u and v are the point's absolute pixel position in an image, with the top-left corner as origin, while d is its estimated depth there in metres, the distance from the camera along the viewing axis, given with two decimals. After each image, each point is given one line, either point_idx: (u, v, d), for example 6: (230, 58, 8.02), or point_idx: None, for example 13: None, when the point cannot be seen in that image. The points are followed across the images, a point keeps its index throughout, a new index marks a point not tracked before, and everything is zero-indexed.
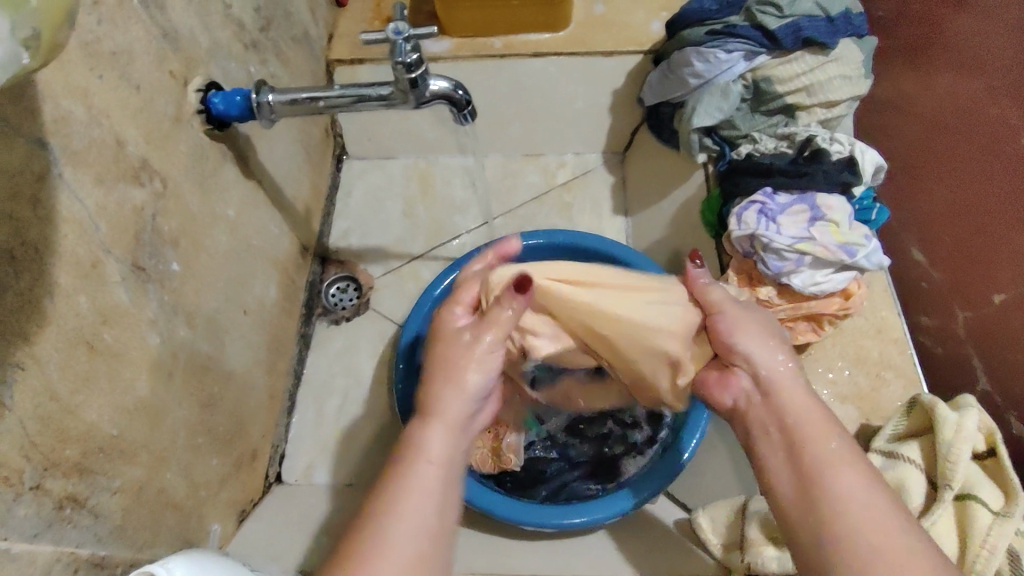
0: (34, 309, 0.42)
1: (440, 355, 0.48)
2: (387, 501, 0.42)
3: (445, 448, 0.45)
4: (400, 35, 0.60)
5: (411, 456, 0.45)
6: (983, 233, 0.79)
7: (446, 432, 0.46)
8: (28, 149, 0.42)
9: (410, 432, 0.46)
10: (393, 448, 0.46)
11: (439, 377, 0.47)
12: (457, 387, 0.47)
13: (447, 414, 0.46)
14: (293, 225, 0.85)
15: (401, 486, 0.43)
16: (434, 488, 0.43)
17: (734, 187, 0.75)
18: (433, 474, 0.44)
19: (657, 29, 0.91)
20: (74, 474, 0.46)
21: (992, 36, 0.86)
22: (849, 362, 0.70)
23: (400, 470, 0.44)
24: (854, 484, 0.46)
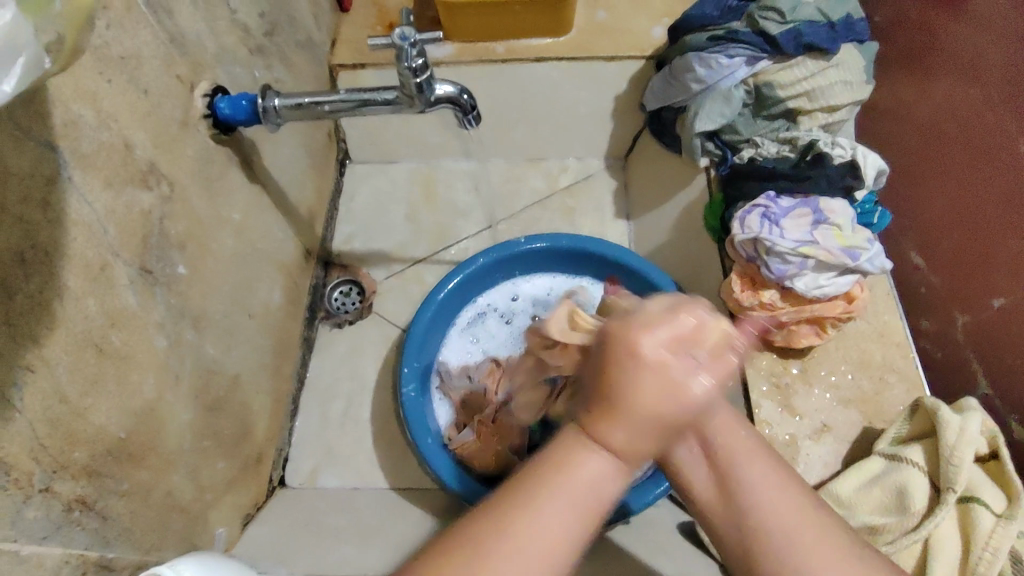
0: (44, 311, 0.42)
1: (636, 384, 0.36)
2: (524, 521, 0.37)
3: (603, 487, 0.38)
4: (406, 40, 0.60)
5: (560, 478, 0.38)
6: (979, 239, 0.79)
7: (613, 470, 0.38)
8: (39, 152, 0.42)
9: (568, 445, 0.39)
10: (545, 452, 0.39)
11: (622, 412, 0.37)
12: (642, 431, 0.37)
13: (624, 454, 0.37)
14: (297, 229, 0.86)
15: (539, 508, 0.38)
16: (577, 524, 0.38)
17: (737, 192, 0.76)
18: (575, 506, 0.37)
19: (659, 34, 0.92)
20: (84, 477, 0.46)
21: (985, 38, 0.78)
22: (852, 366, 0.70)
23: (546, 484, 0.38)
24: (766, 477, 0.43)
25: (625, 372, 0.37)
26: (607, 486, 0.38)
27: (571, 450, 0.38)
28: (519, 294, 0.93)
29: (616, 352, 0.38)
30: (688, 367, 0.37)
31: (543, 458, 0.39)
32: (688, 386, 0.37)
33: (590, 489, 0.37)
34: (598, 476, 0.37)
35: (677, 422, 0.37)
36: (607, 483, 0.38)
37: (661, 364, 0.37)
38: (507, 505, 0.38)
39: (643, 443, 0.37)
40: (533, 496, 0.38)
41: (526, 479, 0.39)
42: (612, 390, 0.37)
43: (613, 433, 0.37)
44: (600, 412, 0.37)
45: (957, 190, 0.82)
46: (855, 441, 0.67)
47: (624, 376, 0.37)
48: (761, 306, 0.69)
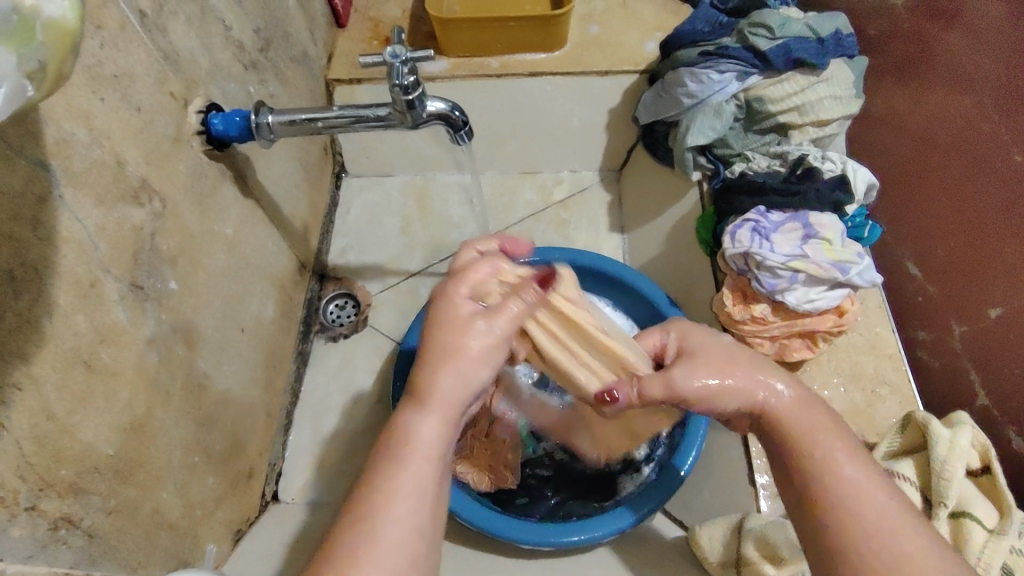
0: (32, 328, 0.42)
1: (438, 342, 0.47)
2: (380, 492, 0.42)
3: (435, 441, 0.45)
4: (397, 59, 0.61)
5: (398, 448, 0.44)
6: (984, 238, 0.86)
7: (438, 423, 0.46)
8: (31, 171, 0.43)
9: (400, 422, 0.46)
10: (383, 437, 0.46)
11: (435, 359, 0.47)
12: (456, 372, 0.46)
13: (440, 403, 0.46)
14: (292, 242, 0.86)
15: (390, 476, 0.43)
16: (421, 482, 0.43)
17: (728, 207, 0.76)
18: (421, 468, 0.44)
19: (651, 48, 0.93)
20: (70, 495, 0.46)
21: (973, 58, 0.97)
22: (844, 379, 0.70)
23: (389, 461, 0.44)
24: (864, 482, 0.43)
25: (444, 332, 0.47)
26: (436, 439, 0.45)
27: (399, 428, 0.45)
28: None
29: (435, 332, 0.48)
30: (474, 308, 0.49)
31: (381, 445, 0.45)
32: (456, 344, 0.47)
33: (423, 447, 0.44)
34: (427, 434, 0.45)
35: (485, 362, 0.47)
36: (436, 437, 0.45)
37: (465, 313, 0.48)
38: (361, 484, 0.43)
39: (462, 387, 0.46)
40: (378, 476, 0.43)
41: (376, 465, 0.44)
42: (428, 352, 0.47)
43: (432, 382, 0.46)
44: (422, 375, 0.47)
45: (957, 189, 0.89)
46: None
47: (444, 330, 0.47)
48: (753, 320, 0.69)
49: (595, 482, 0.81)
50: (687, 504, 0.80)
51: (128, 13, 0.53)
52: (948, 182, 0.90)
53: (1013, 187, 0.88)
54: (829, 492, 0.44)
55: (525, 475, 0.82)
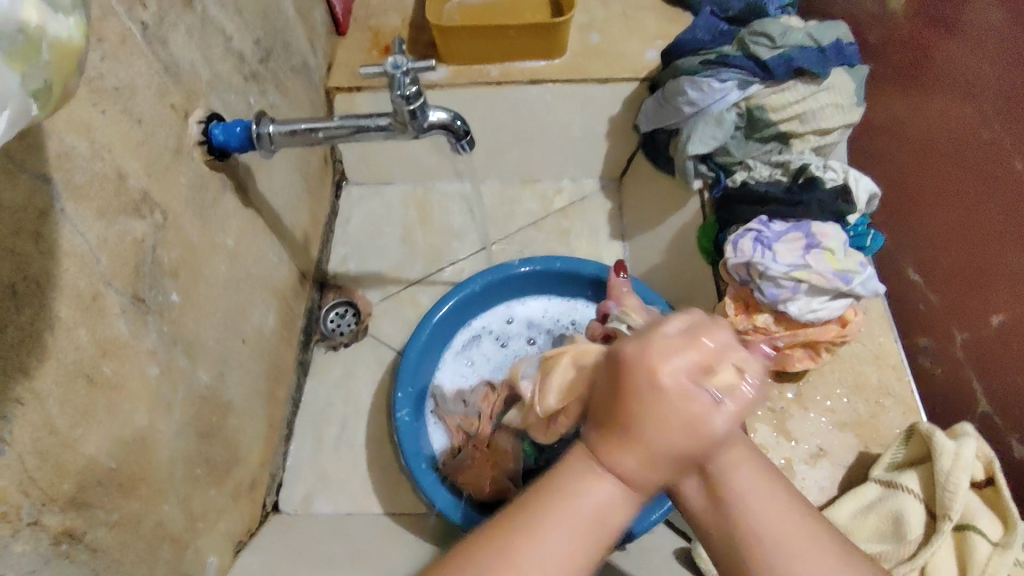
0: (35, 342, 0.42)
1: (637, 389, 0.37)
2: (526, 539, 0.39)
3: (605, 510, 0.39)
4: (399, 69, 0.61)
5: (560, 500, 0.39)
6: (979, 247, 0.83)
7: (620, 495, 0.39)
8: (32, 185, 0.43)
9: (575, 471, 0.40)
10: (555, 471, 0.41)
11: (631, 437, 0.37)
12: (647, 449, 0.37)
13: (635, 483, 0.38)
14: (292, 252, 0.86)
15: (538, 530, 0.39)
16: (572, 546, 0.38)
17: (729, 216, 0.77)
18: (574, 531, 0.39)
19: (651, 57, 0.93)
20: (73, 509, 0.45)
21: (980, 61, 0.87)
22: (847, 389, 0.70)
23: (549, 510, 0.39)
24: (754, 486, 0.41)
25: (648, 392, 0.37)
26: (613, 511, 0.39)
27: (574, 478, 0.39)
28: (517, 317, 0.93)
29: (640, 409, 0.37)
30: (708, 396, 0.37)
31: (542, 484, 0.41)
32: (672, 413, 0.36)
33: (588, 513, 0.39)
34: (602, 500, 0.38)
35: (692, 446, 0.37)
36: (612, 507, 0.39)
37: (676, 397, 0.36)
38: (508, 525, 0.40)
39: (654, 471, 0.38)
40: (535, 520, 0.39)
41: (533, 506, 0.40)
42: (626, 415, 0.37)
43: (626, 454, 0.38)
44: (613, 439, 0.38)
45: (954, 196, 0.87)
46: (851, 467, 0.66)
47: (635, 403, 0.37)
48: (755, 330, 0.69)
49: None
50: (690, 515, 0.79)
51: (129, 25, 0.53)
52: (953, 193, 0.87)
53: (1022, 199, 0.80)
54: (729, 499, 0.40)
55: None
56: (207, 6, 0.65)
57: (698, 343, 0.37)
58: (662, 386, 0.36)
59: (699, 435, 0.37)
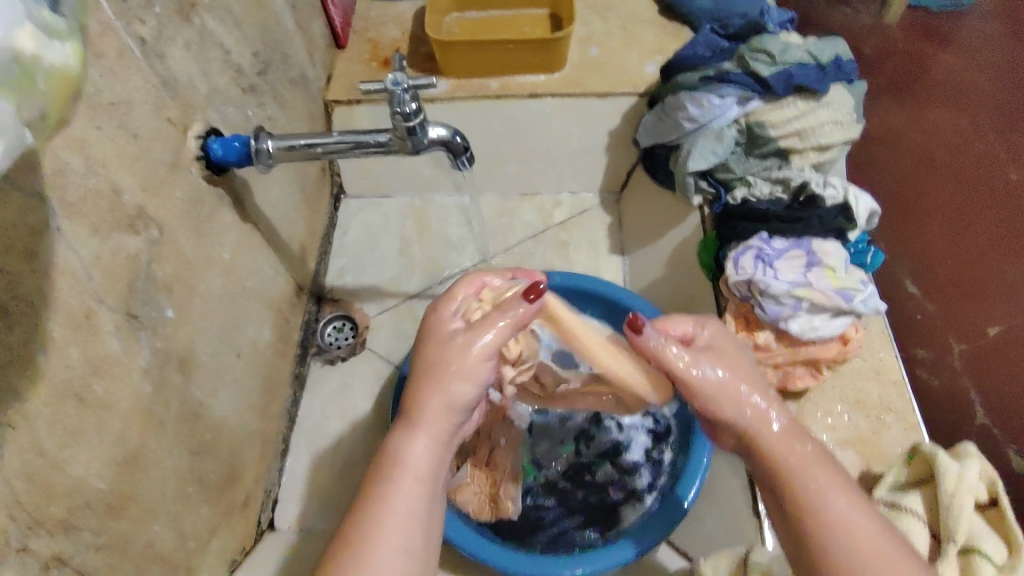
0: (24, 363, 0.41)
1: (432, 356, 0.53)
2: (376, 509, 0.48)
3: (425, 461, 0.51)
4: (399, 85, 0.61)
5: (388, 464, 0.50)
6: (989, 258, 0.92)
7: (428, 446, 0.51)
8: (26, 202, 0.42)
9: (393, 444, 0.51)
10: (379, 454, 0.52)
11: (419, 389, 0.52)
12: (442, 392, 0.51)
13: (428, 422, 0.51)
14: (290, 265, 0.85)
15: (384, 501, 0.48)
16: (412, 498, 0.49)
17: (731, 232, 0.75)
18: (411, 486, 0.50)
19: (651, 71, 0.93)
20: (61, 532, 0.45)
21: (964, 80, 1.07)
22: (848, 406, 0.69)
23: (386, 480, 0.50)
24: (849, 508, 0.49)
25: (433, 352, 0.53)
26: (426, 460, 0.51)
27: (394, 446, 0.51)
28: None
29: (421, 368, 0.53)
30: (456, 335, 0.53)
31: (379, 461, 0.51)
32: (457, 362, 0.52)
33: (413, 467, 0.50)
34: (418, 456, 0.51)
35: (472, 383, 0.52)
36: (425, 459, 0.51)
37: (451, 344, 0.52)
38: (359, 505, 0.49)
39: (438, 409, 0.51)
40: (379, 492, 0.49)
41: (371, 482, 0.50)
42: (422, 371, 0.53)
43: (423, 404, 0.51)
44: (410, 398, 0.53)
45: (953, 206, 0.96)
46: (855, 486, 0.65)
47: (431, 363, 0.52)
48: (756, 348, 0.69)
49: (596, 512, 0.80)
50: (691, 533, 0.78)
51: (127, 40, 0.53)
52: (960, 195, 0.97)
53: (1014, 199, 0.96)
54: (818, 520, 0.49)
55: (527, 504, 0.80)
56: (206, 19, 0.64)
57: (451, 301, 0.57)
58: (448, 342, 0.53)
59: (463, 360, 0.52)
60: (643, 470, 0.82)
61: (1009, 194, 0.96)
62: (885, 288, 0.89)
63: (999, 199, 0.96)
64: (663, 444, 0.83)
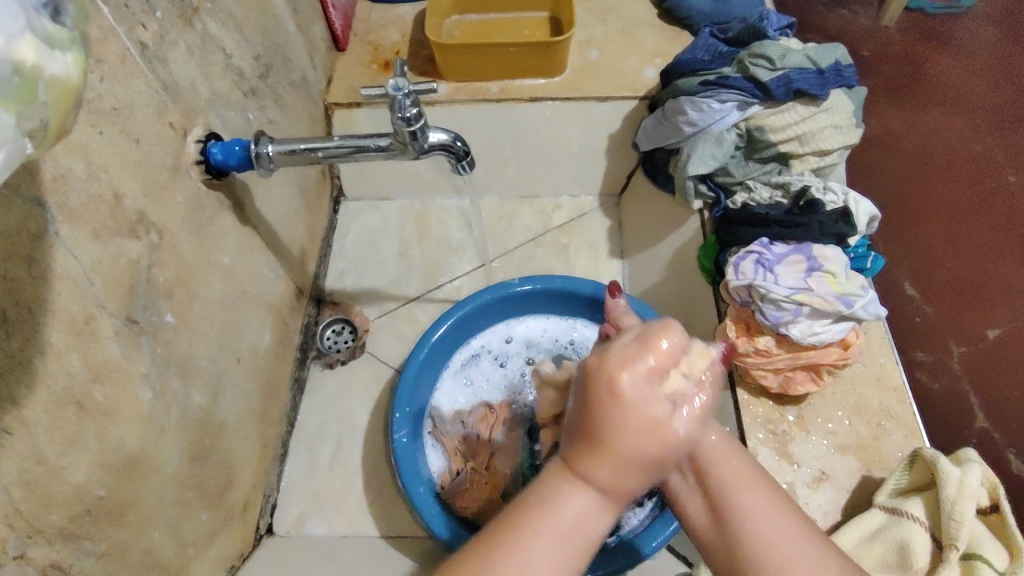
0: (25, 370, 0.41)
1: (619, 417, 0.40)
2: (514, 557, 0.41)
3: (586, 521, 0.42)
4: (400, 91, 0.60)
5: (544, 516, 0.42)
6: (990, 260, 0.92)
7: (597, 507, 0.42)
8: (26, 209, 0.42)
9: (556, 488, 0.43)
10: (532, 490, 0.44)
11: (612, 457, 0.41)
12: (624, 465, 0.41)
13: (612, 496, 0.42)
14: (289, 269, 0.85)
15: (525, 551, 0.41)
16: (562, 555, 0.41)
17: (730, 237, 0.75)
18: (560, 543, 0.41)
19: (651, 74, 0.93)
20: (59, 541, 0.44)
21: (964, 83, 1.07)
22: (848, 412, 0.69)
23: (534, 526, 0.42)
24: (757, 502, 0.44)
25: (619, 415, 0.40)
26: (588, 523, 0.42)
27: (555, 492, 0.42)
28: (514, 336, 0.93)
29: (615, 439, 0.40)
30: (665, 409, 0.41)
31: (527, 504, 0.43)
32: (663, 431, 0.41)
33: (574, 524, 0.42)
34: (583, 513, 0.42)
35: (660, 459, 0.42)
36: (591, 517, 0.42)
37: (645, 413, 0.41)
38: (496, 547, 0.42)
39: (625, 482, 0.42)
40: (524, 538, 0.41)
41: (519, 525, 0.42)
42: (609, 434, 0.41)
43: (600, 468, 0.41)
44: (589, 453, 0.41)
45: (952, 210, 0.96)
46: (854, 491, 0.65)
47: (614, 424, 0.40)
48: (756, 352, 0.69)
49: None
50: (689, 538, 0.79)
51: (128, 45, 0.53)
52: (959, 198, 0.97)
53: (1012, 203, 0.97)
54: (734, 511, 0.44)
55: None
56: (207, 23, 0.64)
57: (654, 363, 0.41)
58: (639, 411, 0.40)
59: (666, 442, 0.41)
60: None
61: (1007, 197, 0.97)
62: (886, 290, 0.89)
63: (996, 201, 0.97)
64: None
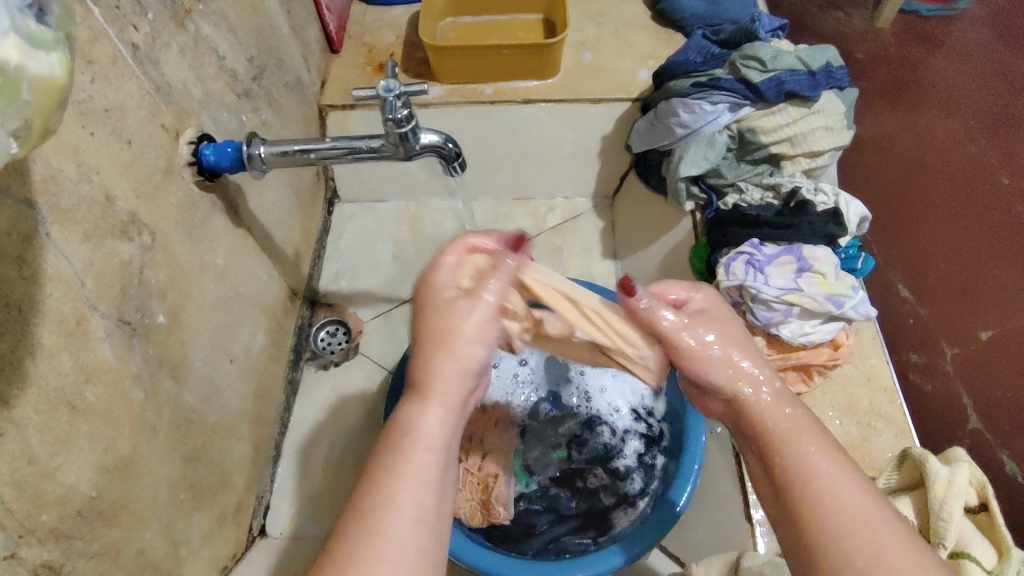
0: (16, 370, 0.41)
1: (435, 324, 0.48)
2: (384, 483, 0.42)
3: (438, 428, 0.45)
4: (391, 92, 0.60)
5: (400, 439, 0.45)
6: (984, 260, 0.93)
7: (440, 414, 0.46)
8: (17, 209, 0.42)
9: (403, 414, 0.46)
10: (387, 427, 0.46)
11: (422, 355, 0.48)
12: (450, 360, 0.47)
13: (442, 393, 0.46)
14: (283, 270, 0.85)
15: (394, 472, 0.43)
16: (427, 466, 0.44)
17: (722, 238, 0.76)
18: (423, 454, 0.44)
19: (644, 76, 0.94)
20: (51, 541, 0.45)
21: (958, 86, 1.08)
22: (839, 412, 0.70)
23: (395, 451, 0.44)
24: (833, 474, 0.45)
25: (432, 320, 0.48)
26: (439, 427, 0.45)
27: (402, 417, 0.46)
28: (530, 360, 0.89)
29: (423, 342, 0.48)
30: (460, 297, 0.49)
31: (383, 438, 0.46)
32: (466, 320, 0.48)
33: (426, 434, 0.45)
34: (429, 422, 0.45)
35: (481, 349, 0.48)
36: (437, 424, 0.45)
37: (450, 309, 0.48)
38: (365, 477, 0.43)
39: (456, 381, 0.47)
40: (387, 464, 0.43)
41: (382, 455, 0.44)
42: (427, 339, 0.48)
43: (435, 373, 0.47)
44: (422, 364, 0.47)
45: (944, 212, 0.97)
46: None
47: (434, 327, 0.48)
48: None
49: (588, 518, 0.80)
50: (682, 537, 0.79)
51: (119, 45, 0.53)
52: (950, 202, 0.98)
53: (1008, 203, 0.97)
54: (801, 484, 0.45)
55: (519, 509, 0.80)
56: (199, 24, 0.64)
57: (445, 257, 0.50)
58: (445, 307, 0.48)
59: (479, 333, 0.48)
60: (636, 475, 0.82)
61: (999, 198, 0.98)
62: (878, 291, 0.90)
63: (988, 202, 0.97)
64: (655, 448, 0.84)
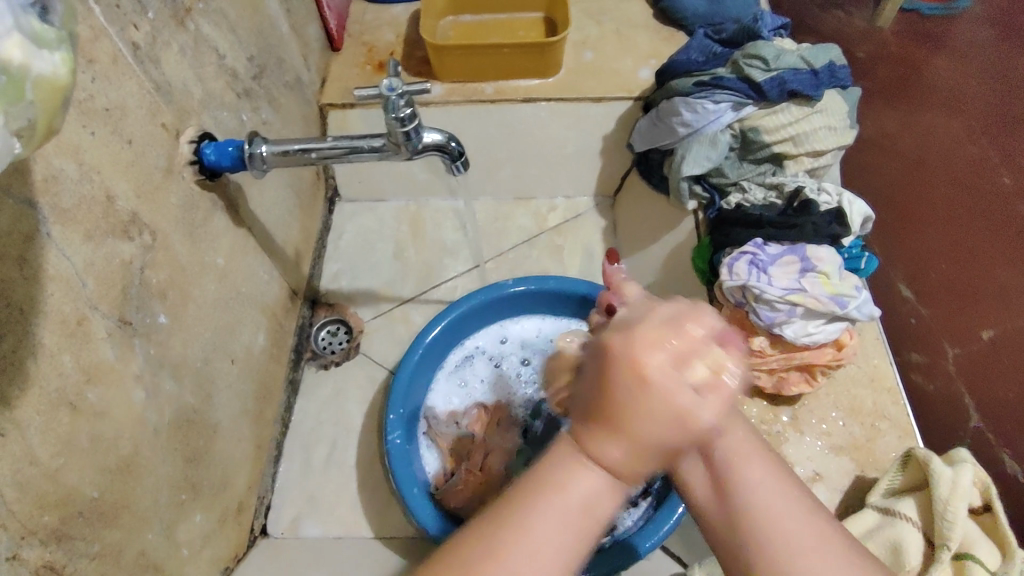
0: (17, 370, 0.41)
1: (622, 399, 0.37)
2: (518, 526, 0.40)
3: (595, 500, 0.40)
4: (394, 91, 0.60)
5: (549, 490, 0.40)
6: (985, 259, 0.91)
7: (604, 486, 0.39)
8: (18, 210, 0.42)
9: (561, 463, 0.40)
10: (540, 462, 0.42)
11: (622, 435, 0.38)
12: (628, 448, 0.38)
13: (625, 475, 0.39)
14: (283, 270, 0.85)
15: (528, 522, 0.40)
16: (568, 527, 0.40)
17: (725, 238, 0.76)
18: (569, 516, 0.40)
19: (645, 75, 0.93)
20: (53, 542, 0.44)
21: (961, 86, 1.07)
22: (842, 413, 0.70)
23: (538, 498, 0.40)
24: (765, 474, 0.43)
25: (626, 395, 0.37)
26: (599, 497, 0.39)
27: (560, 466, 0.40)
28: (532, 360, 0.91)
29: (614, 415, 0.38)
30: (686, 391, 0.37)
31: (533, 475, 0.42)
32: (687, 412, 0.37)
33: (578, 501, 0.40)
34: (588, 490, 0.39)
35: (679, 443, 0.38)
36: (599, 499, 0.40)
37: (666, 393, 0.37)
38: (503, 511, 0.41)
39: (636, 467, 0.39)
40: (523, 513, 0.40)
41: (522, 494, 0.41)
42: (616, 410, 0.38)
43: (610, 453, 0.38)
44: (603, 431, 0.38)
45: (946, 212, 0.96)
46: (847, 490, 0.66)
47: (623, 401, 0.37)
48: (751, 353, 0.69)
49: None
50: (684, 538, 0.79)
51: (119, 45, 0.52)
52: (949, 202, 0.97)
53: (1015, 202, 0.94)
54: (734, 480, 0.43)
55: None
56: (199, 23, 0.64)
57: (682, 332, 0.37)
58: (647, 381, 0.37)
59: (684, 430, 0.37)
60: None
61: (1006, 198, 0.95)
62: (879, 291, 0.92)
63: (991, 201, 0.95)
64: None
